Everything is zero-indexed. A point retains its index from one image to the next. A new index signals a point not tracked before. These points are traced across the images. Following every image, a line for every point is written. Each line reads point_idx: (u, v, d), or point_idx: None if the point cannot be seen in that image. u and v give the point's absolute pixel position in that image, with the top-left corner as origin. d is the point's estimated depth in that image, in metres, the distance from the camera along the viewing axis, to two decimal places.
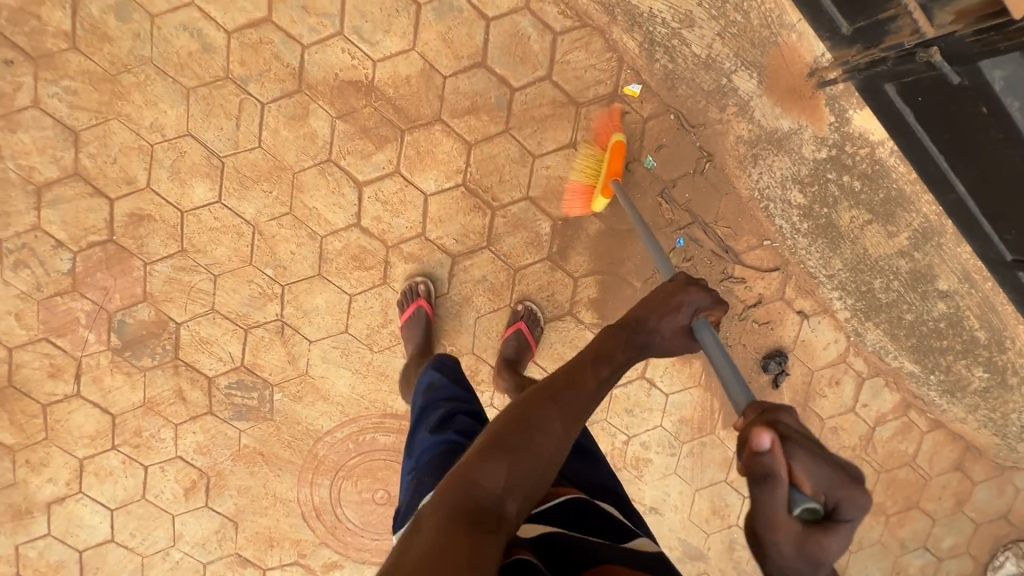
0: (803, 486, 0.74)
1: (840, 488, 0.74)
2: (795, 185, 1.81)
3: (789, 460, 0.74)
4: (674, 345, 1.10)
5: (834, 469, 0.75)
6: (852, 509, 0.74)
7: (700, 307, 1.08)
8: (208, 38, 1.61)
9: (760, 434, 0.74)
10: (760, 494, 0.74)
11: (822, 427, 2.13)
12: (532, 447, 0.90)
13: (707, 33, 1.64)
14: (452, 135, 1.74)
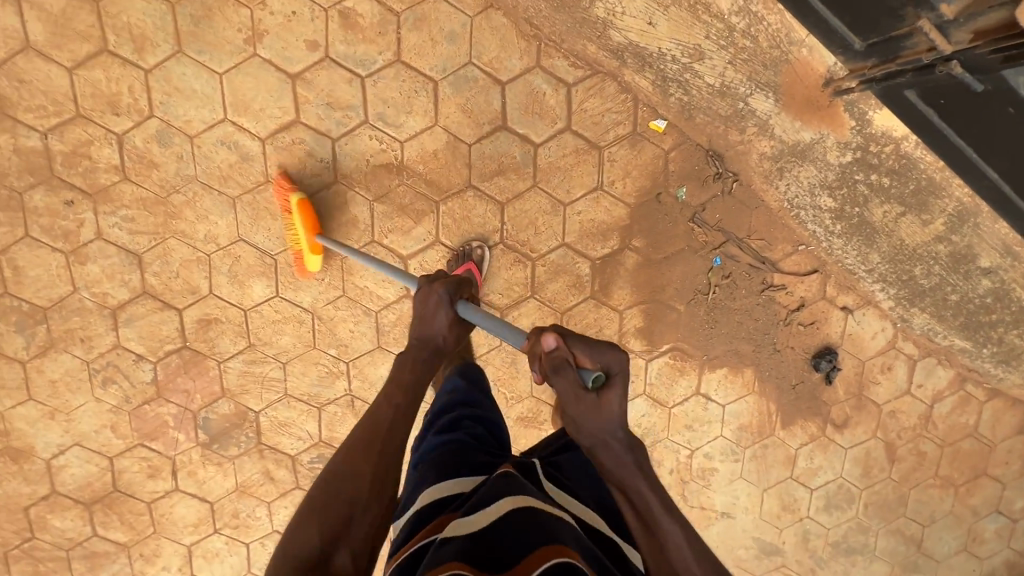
0: (582, 361, 0.96)
1: (605, 352, 0.96)
2: (823, 191, 1.84)
3: (568, 348, 0.96)
4: (455, 339, 1.22)
5: (596, 341, 0.97)
6: (616, 361, 0.96)
7: (451, 293, 1.21)
8: (244, 148, 1.70)
9: (544, 336, 0.97)
10: (556, 383, 0.96)
11: (880, 413, 2.17)
12: (345, 486, 0.96)
13: (718, 62, 1.68)
14: (484, 198, 1.80)
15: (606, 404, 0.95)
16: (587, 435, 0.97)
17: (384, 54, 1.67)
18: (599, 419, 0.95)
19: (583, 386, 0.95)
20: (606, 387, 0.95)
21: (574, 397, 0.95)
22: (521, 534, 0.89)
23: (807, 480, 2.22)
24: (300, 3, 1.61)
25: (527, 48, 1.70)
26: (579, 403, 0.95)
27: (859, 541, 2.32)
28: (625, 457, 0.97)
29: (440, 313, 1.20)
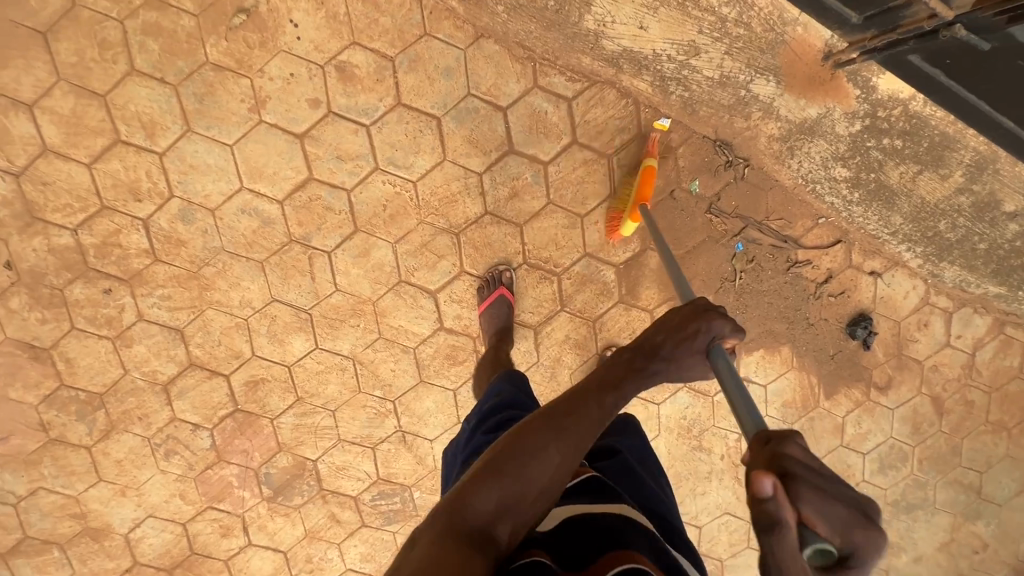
0: (815, 525, 0.74)
1: (855, 529, 0.74)
2: (836, 163, 1.84)
3: (801, 504, 0.74)
4: (689, 371, 1.07)
5: (851, 508, 0.75)
6: (867, 546, 0.75)
7: (720, 332, 1.06)
8: (265, 212, 1.74)
9: (762, 479, 0.74)
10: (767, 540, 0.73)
11: (923, 369, 2.17)
12: (528, 472, 0.93)
13: (715, 54, 1.68)
14: (503, 222, 1.83)
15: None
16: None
17: (386, 100, 1.69)
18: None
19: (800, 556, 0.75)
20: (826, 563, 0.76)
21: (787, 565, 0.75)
22: (596, 535, 0.90)
23: (858, 445, 2.24)
24: (296, 64, 1.64)
25: (523, 70, 1.71)
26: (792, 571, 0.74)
27: (919, 496, 2.33)
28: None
29: (697, 349, 1.06)
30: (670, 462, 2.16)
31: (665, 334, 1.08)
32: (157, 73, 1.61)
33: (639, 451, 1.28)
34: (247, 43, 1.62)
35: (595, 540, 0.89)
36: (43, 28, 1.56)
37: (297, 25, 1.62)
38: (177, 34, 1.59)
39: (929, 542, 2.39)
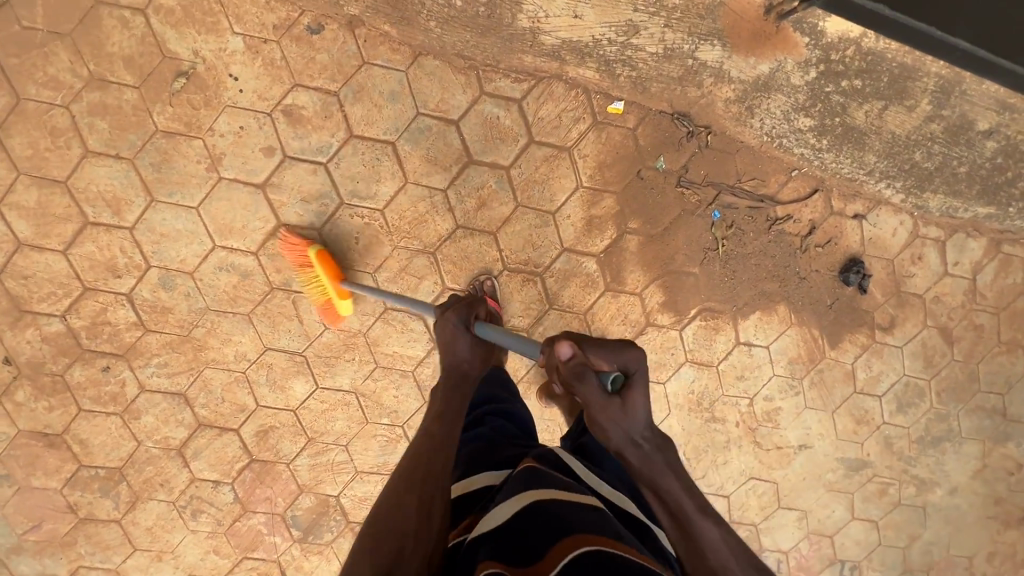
0: (600, 365, 1.02)
1: (623, 354, 1.03)
2: (798, 113, 1.82)
3: (587, 354, 1.02)
4: (479, 359, 1.28)
5: (613, 344, 1.04)
6: (636, 363, 1.04)
7: (469, 317, 1.27)
8: (242, 266, 1.76)
9: (561, 345, 1.00)
10: (581, 390, 1.00)
11: (925, 302, 2.15)
12: (395, 525, 0.99)
13: (655, 29, 1.66)
14: (476, 233, 1.84)
15: (627, 408, 1.02)
16: (610, 436, 1.04)
17: (337, 135, 1.70)
18: (621, 423, 1.02)
19: (608, 393, 1.01)
20: (624, 391, 1.02)
21: (599, 403, 1.01)
22: (547, 529, 0.89)
23: (872, 388, 2.22)
24: (243, 116, 1.65)
25: (468, 80, 1.70)
26: (606, 405, 1.01)
27: (944, 429, 2.30)
28: (653, 456, 1.05)
29: (464, 336, 1.26)
30: (687, 439, 2.16)
31: (442, 345, 1.29)
32: (110, 151, 1.63)
33: None
34: (192, 105, 1.62)
35: (544, 531, 0.89)
36: None
37: (237, 78, 1.62)
38: (122, 108, 1.61)
39: (962, 471, 2.37)
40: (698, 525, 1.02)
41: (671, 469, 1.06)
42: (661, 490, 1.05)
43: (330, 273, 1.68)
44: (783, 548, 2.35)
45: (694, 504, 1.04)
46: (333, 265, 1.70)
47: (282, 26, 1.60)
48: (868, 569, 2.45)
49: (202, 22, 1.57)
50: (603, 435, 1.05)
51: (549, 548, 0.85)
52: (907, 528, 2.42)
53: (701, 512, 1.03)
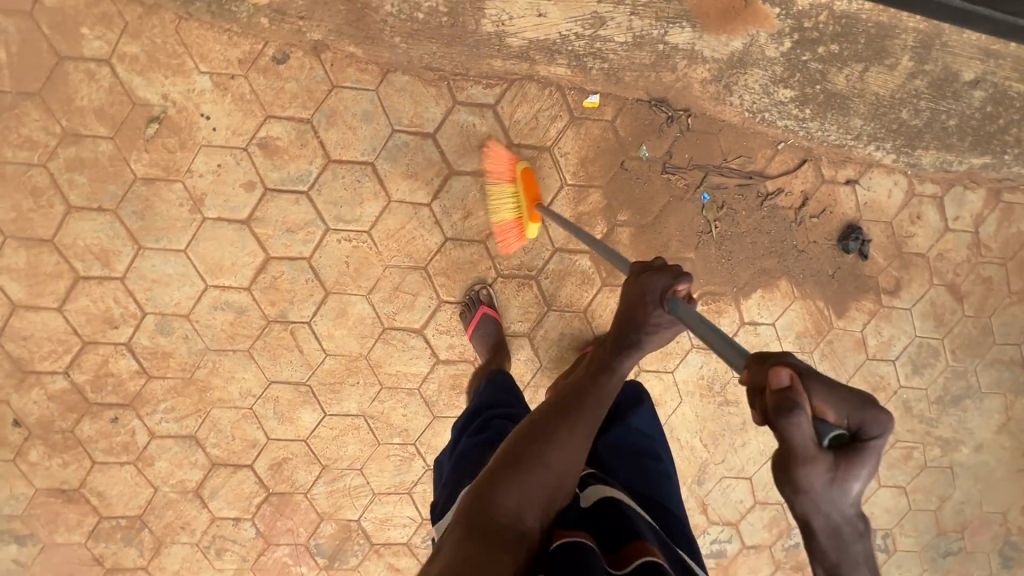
0: (824, 414, 0.75)
1: (864, 412, 0.74)
2: (778, 85, 1.78)
3: (811, 396, 0.75)
4: (659, 337, 1.04)
5: (854, 393, 0.76)
6: (880, 428, 0.73)
7: (670, 287, 1.02)
8: (236, 302, 1.76)
9: (779, 371, 0.76)
10: (789, 436, 0.72)
11: (928, 261, 2.11)
12: (547, 465, 0.94)
13: (621, 18, 1.65)
14: (466, 244, 1.82)
15: (845, 481, 0.73)
16: (800, 503, 0.75)
17: (316, 161, 1.69)
18: (829, 497, 0.74)
19: (822, 451, 0.73)
20: (850, 459, 0.73)
21: (810, 461, 0.72)
22: (618, 527, 0.93)
23: (885, 354, 2.18)
24: (220, 154, 1.64)
25: (440, 92, 1.68)
26: (812, 462, 0.72)
27: (963, 387, 2.27)
28: (852, 539, 0.77)
29: (657, 307, 1.02)
30: (702, 425, 2.14)
31: (628, 303, 1.05)
32: (93, 203, 1.63)
33: (645, 430, 1.27)
34: (168, 148, 1.62)
35: (618, 527, 0.93)
36: None
37: (209, 116, 1.61)
38: (99, 160, 1.60)
39: (986, 427, 2.34)
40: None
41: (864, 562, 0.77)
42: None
43: (529, 194, 1.69)
44: None
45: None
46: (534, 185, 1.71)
47: (246, 59, 1.59)
48: (900, 535, 2.42)
49: (167, 64, 1.56)
50: (793, 502, 0.76)
51: (623, 544, 0.89)
52: (935, 490, 2.39)
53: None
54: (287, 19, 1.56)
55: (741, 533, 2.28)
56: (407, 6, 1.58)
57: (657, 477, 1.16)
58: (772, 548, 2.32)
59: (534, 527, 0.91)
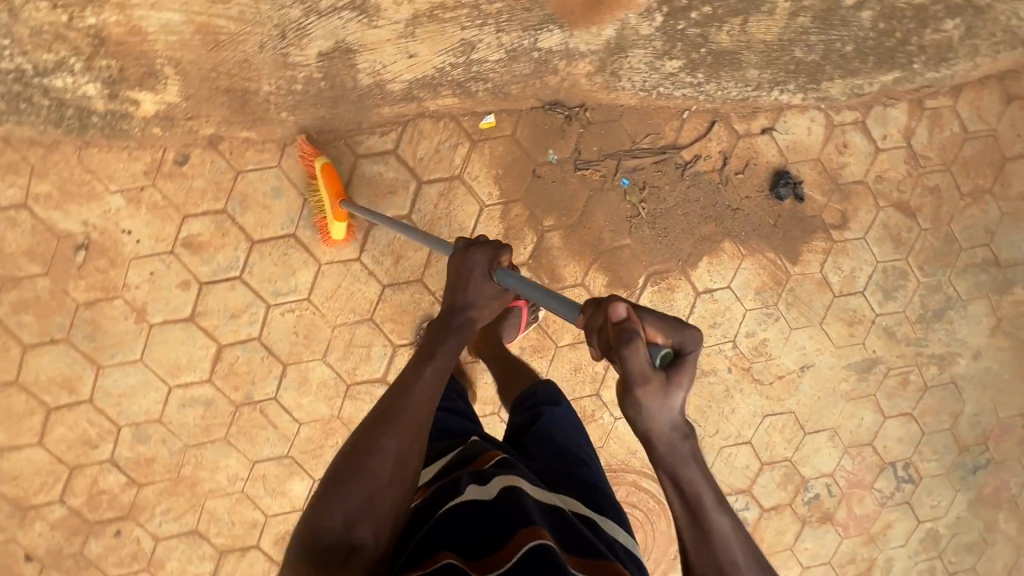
0: (653, 337, 0.93)
1: (681, 331, 0.94)
2: (664, 60, 1.79)
3: (642, 322, 0.93)
4: (488, 300, 1.25)
5: (672, 319, 0.95)
6: (691, 343, 0.93)
7: (490, 263, 1.22)
8: (202, 395, 1.82)
9: (616, 306, 0.92)
10: (630, 355, 0.88)
11: (869, 186, 2.09)
12: (374, 469, 0.98)
13: (489, 37, 1.65)
14: (404, 286, 1.86)
15: (671, 388, 0.91)
16: (640, 415, 0.92)
17: (241, 246, 1.75)
18: (662, 408, 0.91)
19: (654, 368, 0.90)
20: (675, 370, 0.91)
21: (642, 378, 0.89)
22: (510, 518, 0.91)
23: (852, 286, 2.15)
24: (150, 262, 1.72)
25: (339, 151, 1.74)
26: (648, 381, 0.89)
27: (942, 300, 2.22)
28: (681, 442, 0.94)
29: (489, 279, 1.22)
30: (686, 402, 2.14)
31: (456, 284, 1.25)
32: (46, 338, 1.71)
33: (567, 421, 1.35)
34: (100, 269, 1.70)
35: (507, 520, 0.91)
36: None
37: (131, 230, 1.69)
38: (41, 296, 1.69)
39: (979, 334, 2.29)
40: (710, 518, 0.91)
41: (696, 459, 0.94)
42: (683, 485, 0.93)
43: (330, 189, 1.67)
44: (826, 471, 2.30)
45: (713, 501, 0.93)
46: (336, 179, 1.68)
47: (151, 169, 1.66)
48: (921, 461, 2.37)
49: (79, 193, 1.64)
50: (633, 415, 0.92)
51: (511, 533, 0.89)
52: (944, 408, 2.34)
53: (719, 504, 0.93)
54: (178, 123, 1.63)
55: (756, 497, 2.26)
56: (283, 81, 1.62)
57: (581, 464, 1.21)
58: (792, 505, 2.30)
59: (368, 537, 0.94)
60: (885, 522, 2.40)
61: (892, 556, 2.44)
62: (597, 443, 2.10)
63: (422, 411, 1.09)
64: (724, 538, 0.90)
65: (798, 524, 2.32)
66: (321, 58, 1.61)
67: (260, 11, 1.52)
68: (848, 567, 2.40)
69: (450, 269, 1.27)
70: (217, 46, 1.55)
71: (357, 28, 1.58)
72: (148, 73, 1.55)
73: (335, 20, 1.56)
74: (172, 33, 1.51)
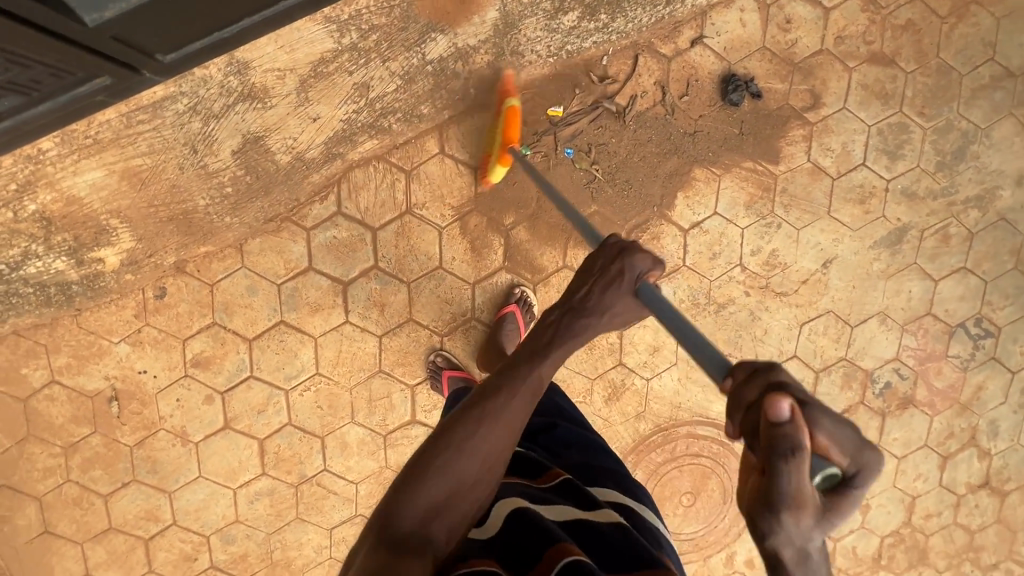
0: (823, 451, 0.67)
1: (860, 451, 0.67)
2: (558, 17, 1.74)
3: (813, 425, 0.66)
4: (621, 316, 1.09)
5: (856, 429, 0.69)
6: (871, 472, 0.67)
7: (644, 272, 1.07)
8: (264, 487, 1.95)
9: (781, 399, 0.65)
10: (789, 467, 0.63)
11: (831, 52, 1.90)
12: (467, 464, 0.96)
13: (381, 71, 1.68)
14: (399, 329, 1.90)
15: (825, 527, 0.65)
16: (771, 548, 0.65)
17: (241, 348, 1.85)
18: (807, 548, 0.65)
19: (812, 497, 0.65)
20: (835, 502, 0.66)
21: (798, 507, 0.63)
22: (542, 534, 0.90)
23: (849, 161, 1.98)
24: (173, 390, 1.85)
25: (290, 231, 1.78)
26: (800, 508, 0.63)
27: (957, 138, 2.00)
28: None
29: (627, 289, 1.07)
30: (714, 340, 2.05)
31: (592, 284, 1.09)
32: (118, 483, 1.89)
33: (576, 419, 1.39)
34: (136, 411, 1.85)
35: (539, 537, 0.90)
36: (41, 528, 1.89)
37: (146, 369, 1.83)
38: (100, 451, 1.87)
39: (1015, 158, 2.04)
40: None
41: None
42: None
43: (505, 135, 1.73)
44: (889, 357, 2.15)
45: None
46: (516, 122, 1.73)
47: (139, 311, 1.78)
48: (994, 312, 2.17)
49: (91, 353, 1.79)
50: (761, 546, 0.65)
51: (545, 551, 0.87)
52: (1002, 249, 2.12)
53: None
54: (142, 263, 1.74)
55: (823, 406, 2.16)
56: (214, 189, 1.70)
57: (608, 455, 1.26)
58: (864, 401, 2.17)
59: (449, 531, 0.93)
60: (975, 386, 2.22)
61: (995, 417, 2.25)
62: (639, 409, 2.07)
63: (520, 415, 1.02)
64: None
65: (878, 418, 2.19)
66: (236, 155, 1.68)
67: (167, 137, 1.63)
68: (949, 443, 2.25)
69: (592, 260, 1.12)
70: (143, 183, 1.66)
71: (255, 115, 1.65)
72: (98, 231, 1.68)
73: (233, 116, 1.64)
74: (102, 188, 1.64)
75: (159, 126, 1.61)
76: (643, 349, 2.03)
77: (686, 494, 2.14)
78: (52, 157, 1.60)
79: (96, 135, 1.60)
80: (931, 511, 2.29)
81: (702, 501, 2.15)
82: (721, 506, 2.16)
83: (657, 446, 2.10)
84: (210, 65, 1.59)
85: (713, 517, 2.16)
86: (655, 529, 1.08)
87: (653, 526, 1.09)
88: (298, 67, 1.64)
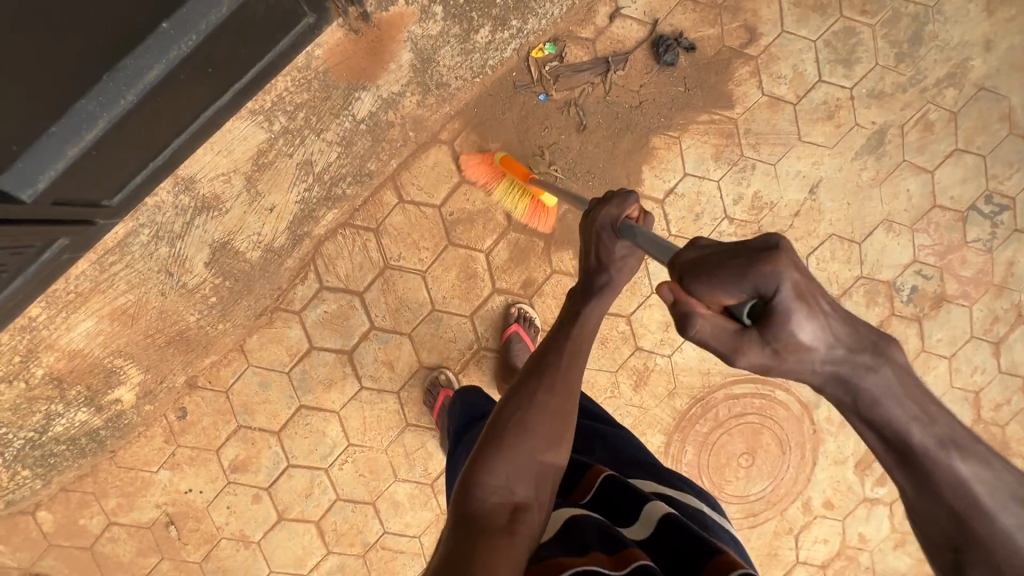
0: (725, 300, 0.70)
1: (750, 277, 0.66)
2: (470, 38, 1.73)
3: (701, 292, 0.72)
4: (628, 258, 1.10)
5: (739, 259, 0.68)
6: (777, 280, 0.65)
7: (616, 218, 1.08)
8: (333, 566, 1.97)
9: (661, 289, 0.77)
10: (700, 335, 0.72)
11: None
12: (530, 435, 1.02)
13: (321, 143, 1.70)
14: (413, 379, 1.91)
15: (783, 346, 0.67)
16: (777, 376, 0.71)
17: (272, 442, 1.88)
18: (789, 362, 0.68)
19: (743, 335, 0.69)
20: (772, 325, 0.67)
21: (738, 350, 0.69)
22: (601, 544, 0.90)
23: (805, 82, 1.91)
24: (222, 498, 1.90)
25: (283, 319, 1.81)
26: (740, 351, 0.69)
27: (907, 25, 1.93)
28: (858, 381, 0.67)
29: (616, 241, 1.08)
30: None
31: (587, 248, 1.12)
32: None
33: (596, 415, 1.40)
34: (194, 528, 1.90)
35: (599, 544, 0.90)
36: None
37: (191, 487, 1.88)
38: None
39: (975, 24, 1.95)
40: (932, 461, 0.68)
41: (897, 388, 0.67)
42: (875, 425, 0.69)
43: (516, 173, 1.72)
44: (908, 261, 2.06)
45: (927, 439, 0.67)
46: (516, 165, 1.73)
47: (167, 435, 1.83)
48: (1002, 183, 2.06)
49: (137, 488, 1.85)
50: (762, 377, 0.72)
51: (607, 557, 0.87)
52: (991, 118, 2.02)
53: (942, 443, 0.67)
54: (156, 391, 1.79)
55: None
56: (200, 303, 1.74)
57: (639, 449, 1.27)
58: (895, 312, 2.09)
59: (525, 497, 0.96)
60: (1006, 263, 2.12)
61: None
62: (669, 385, 2.04)
63: (571, 378, 1.09)
64: (952, 485, 0.68)
65: (915, 325, 2.11)
66: (210, 265, 1.72)
67: (142, 270, 1.68)
68: (997, 328, 2.15)
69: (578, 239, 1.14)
70: (134, 318, 1.71)
71: (215, 223, 1.69)
72: (107, 374, 1.74)
73: (195, 231, 1.68)
74: (97, 335, 1.70)
75: (131, 262, 1.67)
76: (657, 327, 2.00)
77: (743, 455, 2.10)
78: (43, 320, 1.66)
79: (77, 288, 1.66)
80: (1000, 401, 2.19)
81: (762, 458, 2.10)
82: (781, 457, 2.11)
83: (700, 417, 2.06)
84: (160, 190, 1.64)
85: (775, 470, 2.11)
86: (701, 514, 1.07)
87: (701, 512, 1.08)
88: (241, 165, 1.67)
